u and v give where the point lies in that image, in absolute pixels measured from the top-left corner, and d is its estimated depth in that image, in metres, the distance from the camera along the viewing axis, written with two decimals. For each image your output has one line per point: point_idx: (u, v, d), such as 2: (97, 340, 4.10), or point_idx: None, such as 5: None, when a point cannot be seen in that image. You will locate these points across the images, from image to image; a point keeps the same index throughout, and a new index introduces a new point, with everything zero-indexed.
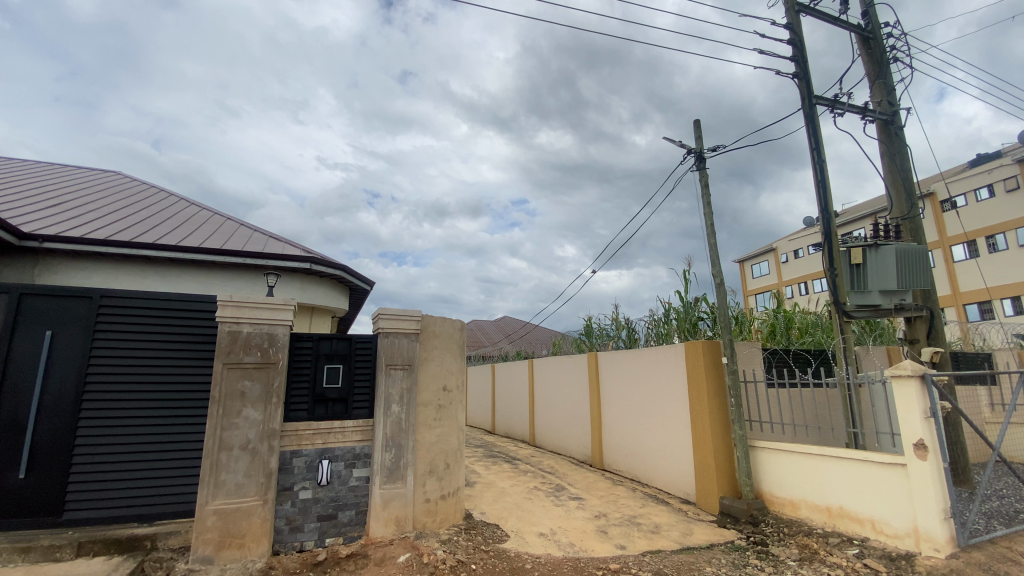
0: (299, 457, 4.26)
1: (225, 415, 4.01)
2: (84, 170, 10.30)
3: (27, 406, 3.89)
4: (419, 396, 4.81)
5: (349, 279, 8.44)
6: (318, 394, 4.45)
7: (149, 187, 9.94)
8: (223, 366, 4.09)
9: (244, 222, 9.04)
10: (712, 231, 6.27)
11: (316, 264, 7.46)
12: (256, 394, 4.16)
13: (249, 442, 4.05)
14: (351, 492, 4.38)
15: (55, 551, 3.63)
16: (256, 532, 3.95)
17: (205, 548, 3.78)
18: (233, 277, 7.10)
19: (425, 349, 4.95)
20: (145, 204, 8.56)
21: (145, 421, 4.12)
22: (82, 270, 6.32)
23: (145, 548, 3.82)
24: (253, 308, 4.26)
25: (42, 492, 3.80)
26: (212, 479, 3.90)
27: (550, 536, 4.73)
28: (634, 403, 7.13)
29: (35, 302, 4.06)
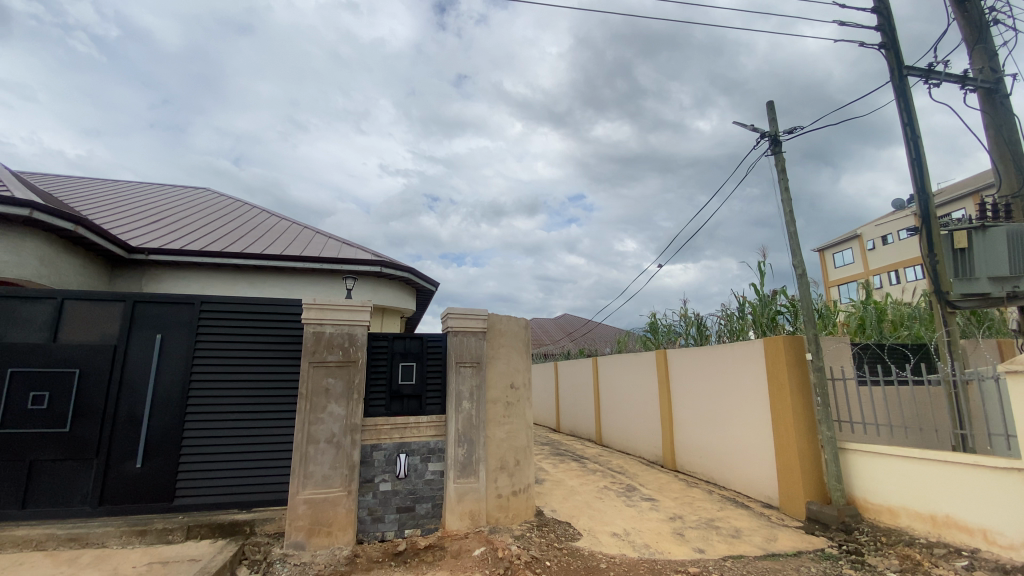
0: (378, 451, 4.46)
1: (312, 410, 4.28)
2: (182, 189, 11.42)
3: (142, 402, 4.35)
4: (488, 393, 4.88)
5: (417, 281, 8.73)
6: (394, 391, 4.64)
7: (235, 202, 10.84)
8: (310, 364, 4.36)
9: (319, 230, 9.61)
10: (792, 219, 5.89)
11: (386, 267, 7.76)
12: (339, 390, 4.40)
13: (333, 436, 4.29)
14: (427, 486, 4.53)
15: (167, 534, 4.03)
16: (341, 521, 4.18)
17: (297, 535, 4.05)
18: (312, 282, 7.55)
19: (493, 347, 5.01)
20: (232, 217, 9.33)
21: (241, 416, 4.47)
22: (181, 279, 7.00)
23: (245, 533, 4.16)
24: (334, 309, 4.51)
25: (155, 480, 4.22)
26: (302, 470, 4.16)
27: (624, 536, 4.65)
28: (708, 402, 6.85)
29: (147, 308, 4.53)
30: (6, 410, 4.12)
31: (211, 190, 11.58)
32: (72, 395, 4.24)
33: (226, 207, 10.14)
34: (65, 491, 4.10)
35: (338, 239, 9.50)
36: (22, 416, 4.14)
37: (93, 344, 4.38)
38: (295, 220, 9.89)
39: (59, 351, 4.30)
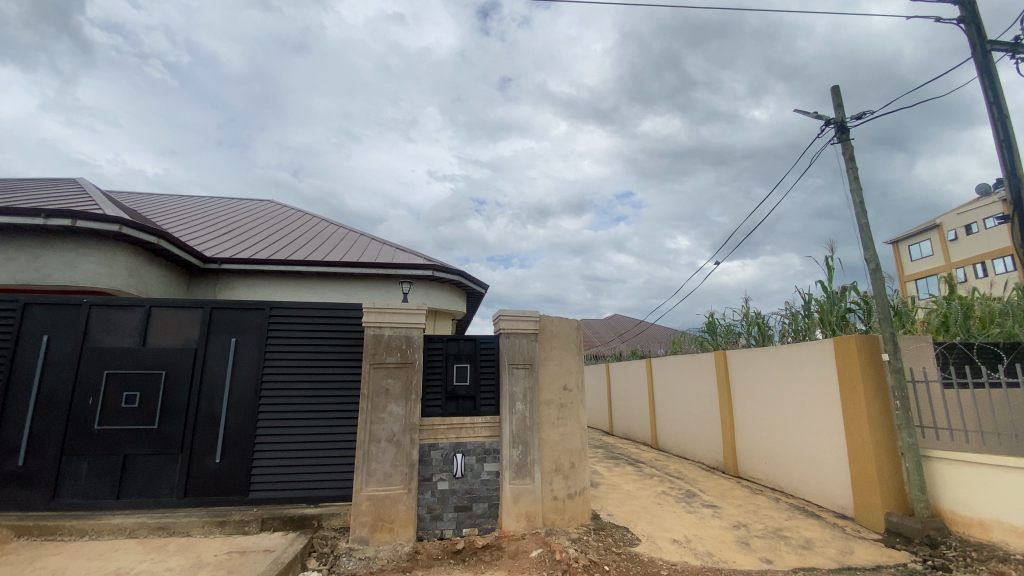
0: (436, 450, 4.57)
1: (373, 410, 4.44)
2: (248, 202, 12.18)
3: (220, 401, 4.67)
4: (542, 394, 4.88)
5: (468, 284, 8.87)
6: (450, 391, 4.74)
7: (297, 212, 11.44)
8: (370, 365, 4.53)
9: (374, 237, 9.97)
10: (863, 211, 5.51)
11: (437, 271, 7.94)
12: (398, 391, 4.54)
13: (394, 435, 4.43)
14: (483, 486, 4.58)
15: (244, 525, 4.30)
16: (402, 518, 4.31)
17: (362, 530, 4.21)
18: (369, 287, 7.83)
19: (545, 348, 5.01)
20: (294, 227, 9.85)
21: (308, 415, 4.70)
22: (250, 286, 7.45)
23: (313, 526, 4.37)
24: (392, 313, 4.66)
25: (233, 474, 4.52)
26: (365, 467, 4.33)
27: (685, 543, 4.51)
28: (772, 405, 6.53)
29: (223, 313, 4.86)
30: (105, 408, 4.55)
31: (275, 202, 12.27)
32: (159, 395, 4.61)
33: (289, 218, 10.72)
34: (153, 483, 4.46)
35: (392, 245, 9.81)
36: (117, 413, 4.56)
37: (176, 348, 4.75)
38: (351, 228, 10.31)
39: (148, 355, 4.69)
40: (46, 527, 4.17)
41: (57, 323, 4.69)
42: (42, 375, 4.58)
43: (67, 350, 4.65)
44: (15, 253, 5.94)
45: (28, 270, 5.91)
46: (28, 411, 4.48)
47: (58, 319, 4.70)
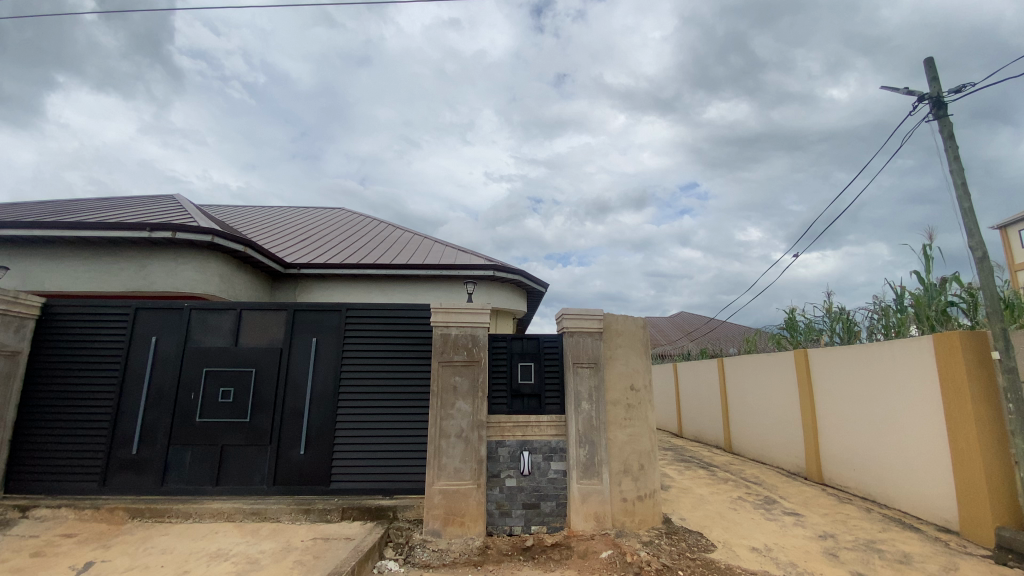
0: (503, 447, 4.63)
1: (443, 406, 4.58)
2: (322, 211, 12.96)
3: (303, 397, 5.00)
4: (608, 394, 4.81)
5: (529, 283, 8.94)
6: (515, 390, 4.80)
7: (365, 219, 12.03)
8: (439, 363, 4.68)
9: (437, 240, 10.28)
10: (966, 193, 4.96)
11: (499, 271, 8.05)
12: (465, 388, 4.65)
13: (463, 431, 4.55)
14: (551, 484, 4.59)
15: (327, 513, 4.57)
16: (473, 513, 4.41)
17: (434, 522, 4.35)
18: (434, 288, 8.08)
19: (610, 348, 4.93)
20: (364, 233, 10.37)
21: (382, 411, 4.92)
22: (326, 289, 7.94)
23: (389, 517, 4.56)
24: (458, 313, 4.77)
25: (316, 466, 4.82)
26: (436, 462, 4.47)
27: (765, 552, 4.28)
28: (861, 408, 6.05)
29: (304, 315, 5.20)
30: (204, 403, 5.01)
31: (345, 209, 12.97)
32: (250, 391, 5.02)
33: (358, 224, 11.29)
34: (247, 472, 4.85)
35: (454, 247, 10.07)
36: (215, 407, 5.00)
37: (264, 347, 5.14)
38: (416, 232, 10.69)
39: (240, 354, 5.10)
40: (157, 510, 4.64)
41: (163, 325, 5.22)
42: (152, 372, 5.12)
43: (172, 350, 5.17)
44: (126, 264, 6.67)
45: (136, 278, 6.62)
46: (141, 405, 5.02)
47: (164, 322, 5.23)
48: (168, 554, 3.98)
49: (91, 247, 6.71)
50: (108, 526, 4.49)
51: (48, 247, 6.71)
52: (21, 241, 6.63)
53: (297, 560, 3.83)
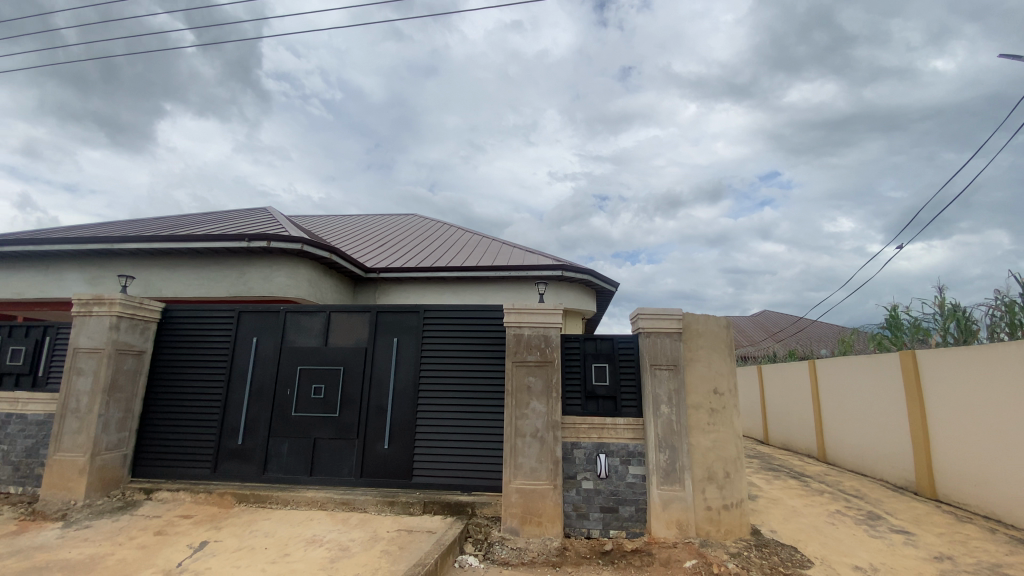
0: (579, 448, 4.60)
1: (518, 406, 4.62)
2: (398, 217, 13.58)
3: (386, 394, 5.26)
4: (689, 398, 4.62)
5: (600, 282, 8.81)
6: (589, 391, 4.75)
7: (438, 224, 12.47)
8: (513, 363, 4.73)
9: (507, 242, 10.43)
10: None
11: (568, 270, 8.01)
12: (539, 388, 4.66)
13: (538, 431, 4.56)
14: (629, 488, 4.50)
15: (410, 506, 4.77)
16: (550, 513, 4.41)
17: (512, 521, 4.40)
18: (504, 289, 8.19)
19: (690, 349, 4.73)
20: (437, 237, 10.75)
21: (461, 409, 5.06)
22: (402, 292, 8.33)
23: (468, 513, 4.67)
24: (530, 313, 4.81)
25: (399, 460, 5.06)
26: (512, 461, 4.52)
27: (870, 572, 3.92)
28: (980, 417, 5.39)
29: (387, 316, 5.46)
30: (299, 398, 5.41)
31: (418, 216, 13.52)
32: (339, 387, 5.36)
33: (432, 229, 11.72)
34: (337, 463, 5.19)
35: (523, 248, 10.16)
36: (308, 402, 5.38)
37: (350, 346, 5.47)
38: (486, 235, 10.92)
39: (329, 353, 5.46)
40: (259, 495, 5.07)
41: (262, 327, 5.71)
42: (254, 369, 5.60)
43: (270, 349, 5.63)
44: (228, 272, 7.36)
45: (237, 285, 7.29)
46: (245, 399, 5.52)
47: (264, 324, 5.71)
48: (270, 537, 4.34)
49: (199, 258, 7.47)
50: (218, 509, 4.97)
51: (165, 259, 7.56)
52: (143, 253, 7.52)
53: (384, 550, 4.03)
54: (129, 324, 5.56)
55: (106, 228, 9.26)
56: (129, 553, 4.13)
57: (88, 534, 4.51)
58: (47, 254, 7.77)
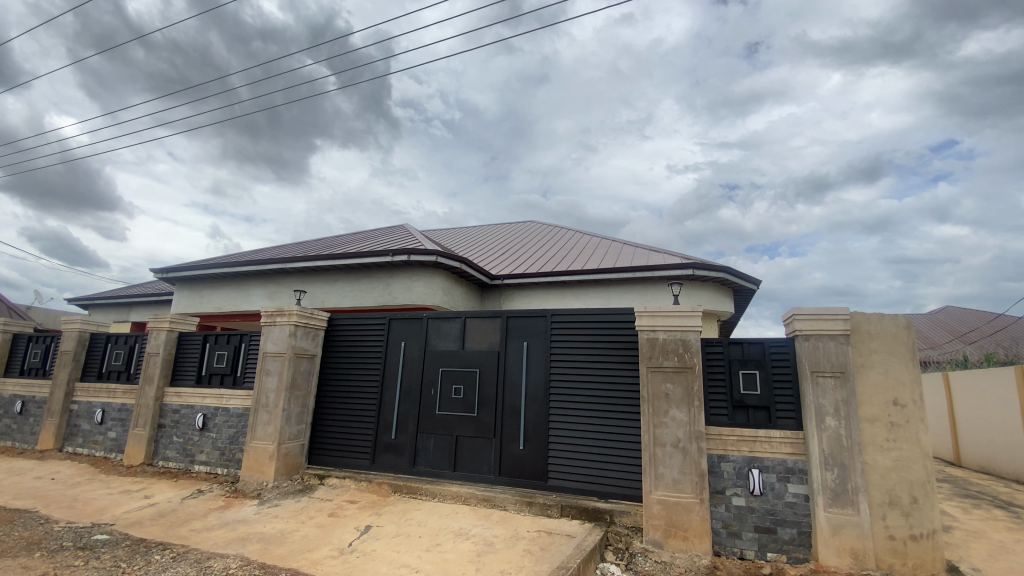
0: (727, 462, 4.34)
1: (655, 414, 4.47)
2: (519, 224, 14.12)
3: (519, 396, 5.42)
4: (862, 410, 4.05)
5: (737, 281, 8.22)
6: (737, 401, 4.46)
7: (558, 229, 12.73)
8: (648, 369, 4.57)
9: (629, 242, 10.30)
10: None
11: (699, 269, 7.66)
12: (679, 395, 4.44)
13: (679, 441, 4.35)
14: (789, 509, 4.12)
15: (548, 508, 4.82)
16: (697, 528, 4.17)
17: (655, 533, 4.24)
18: (627, 291, 8.17)
19: (861, 353, 4.15)
20: (558, 242, 11.04)
21: (594, 413, 5.01)
22: (525, 296, 8.79)
23: (606, 520, 4.59)
24: (664, 316, 4.61)
25: (535, 461, 5.17)
26: (653, 471, 4.37)
27: None
28: None
29: (516, 321, 5.64)
30: (441, 398, 5.83)
31: (538, 222, 13.94)
32: (476, 389, 5.65)
33: (553, 234, 12.03)
34: (477, 461, 5.46)
35: (646, 247, 9.93)
36: (450, 402, 5.75)
37: (484, 350, 5.74)
38: (608, 237, 10.94)
39: (466, 356, 5.80)
40: (411, 487, 5.54)
41: (408, 332, 6.26)
42: (403, 370, 6.15)
43: (416, 353, 6.14)
44: (376, 283, 8.20)
45: (383, 295, 8.09)
46: (396, 398, 6.09)
47: (409, 330, 6.26)
48: (422, 527, 4.71)
49: (351, 272, 8.43)
50: (378, 497, 5.54)
51: (325, 274, 8.68)
52: (309, 270, 8.70)
53: (526, 549, 4.14)
54: (303, 331, 6.47)
55: (278, 251, 10.88)
56: (310, 531, 4.79)
57: (277, 511, 5.34)
58: (237, 275, 9.41)
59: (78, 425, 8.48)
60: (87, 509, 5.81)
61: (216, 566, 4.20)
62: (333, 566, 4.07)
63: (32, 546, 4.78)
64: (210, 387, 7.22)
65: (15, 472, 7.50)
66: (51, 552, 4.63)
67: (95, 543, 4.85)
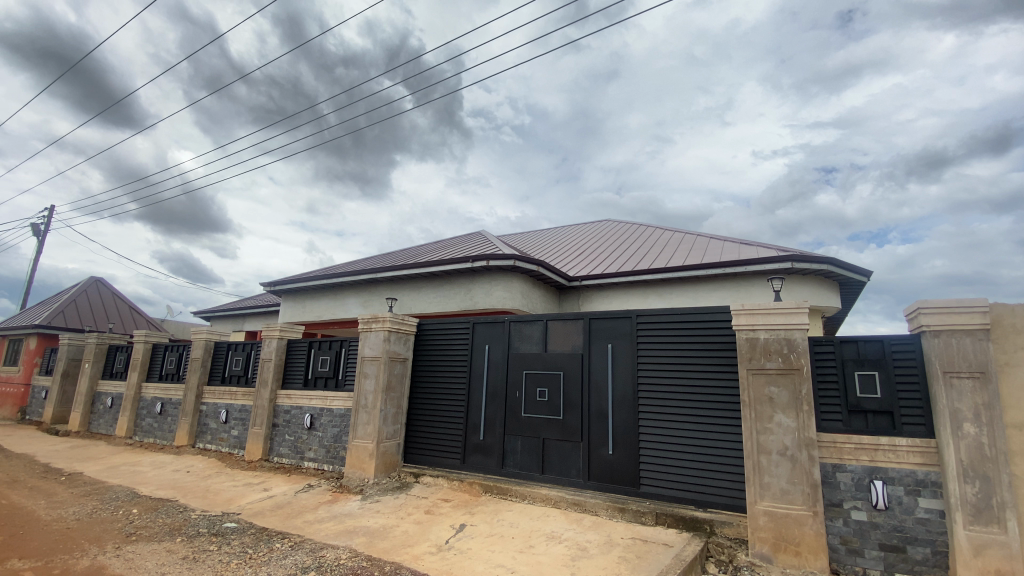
0: (843, 472, 3.97)
1: (758, 419, 4.18)
2: (596, 223, 13.92)
3: (606, 400, 5.32)
4: (1009, 415, 3.51)
5: (843, 272, 7.50)
6: (853, 405, 4.06)
7: (637, 226, 12.38)
8: (748, 371, 4.30)
9: (714, 236, 9.78)
10: None
11: (798, 262, 7.08)
12: (785, 399, 4.13)
13: (787, 448, 4.04)
14: (921, 526, 3.68)
15: (642, 515, 4.68)
16: (811, 544, 3.83)
17: (762, 546, 3.96)
18: (716, 288, 7.77)
19: (1004, 350, 3.61)
20: (638, 240, 10.72)
21: (688, 417, 4.80)
22: (607, 297, 8.63)
23: (706, 531, 4.37)
24: (765, 314, 4.32)
25: (625, 466, 5.04)
26: (758, 479, 4.09)
27: None
28: None
29: (600, 323, 5.55)
30: (527, 400, 5.87)
31: (615, 220, 13.64)
32: (561, 392, 5.63)
33: (632, 232, 11.73)
34: (565, 464, 5.43)
35: (734, 241, 9.37)
36: (535, 405, 5.78)
37: (568, 352, 5.71)
38: (691, 232, 10.47)
39: (549, 358, 5.80)
40: (500, 488, 5.62)
41: (492, 336, 6.38)
42: (488, 373, 6.28)
43: (500, 356, 6.24)
44: (458, 289, 8.46)
45: (466, 300, 8.33)
46: (483, 400, 6.23)
47: (493, 333, 6.38)
48: (515, 528, 4.77)
49: (436, 279, 8.76)
50: (469, 496, 5.69)
51: (412, 282, 9.10)
52: (397, 279, 9.16)
53: (621, 556, 4.04)
54: (396, 336, 6.82)
55: (368, 262, 11.58)
56: (409, 527, 5.03)
57: (378, 507, 5.66)
58: (334, 286, 10.14)
59: (206, 424, 9.56)
60: (218, 499, 6.53)
61: (328, 556, 4.53)
62: (432, 562, 4.23)
63: (176, 531, 5.46)
64: (316, 389, 7.84)
65: (159, 465, 8.60)
66: (191, 537, 5.26)
67: (226, 530, 5.43)
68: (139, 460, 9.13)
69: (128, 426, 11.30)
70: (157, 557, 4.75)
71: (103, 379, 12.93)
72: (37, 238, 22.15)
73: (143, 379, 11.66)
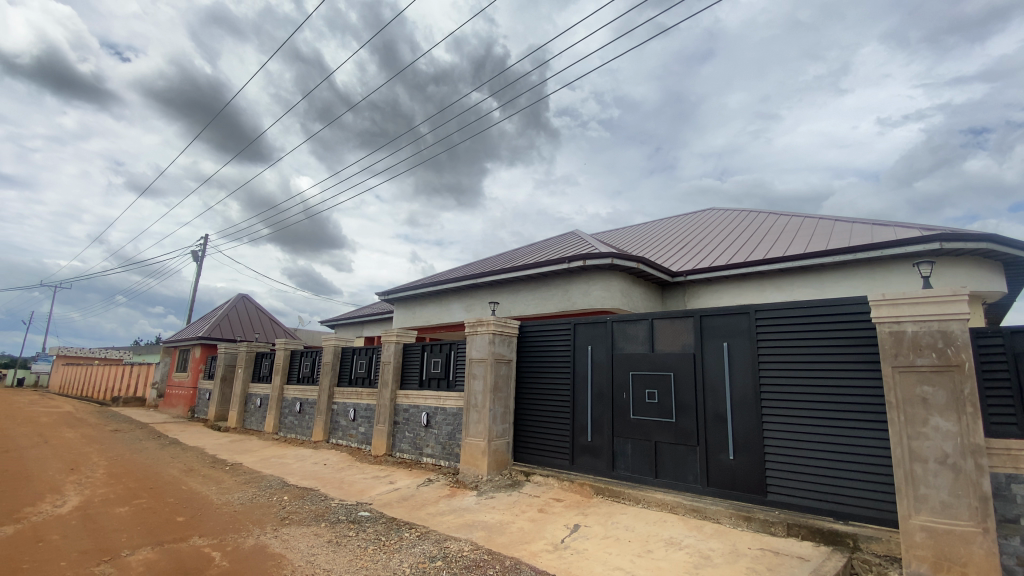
0: (1021, 484, 3.39)
1: (909, 423, 3.72)
2: (699, 212, 13.17)
3: (723, 402, 5.05)
4: None
5: (1010, 249, 6.37)
6: None
7: (747, 212, 11.51)
8: (894, 369, 3.86)
9: (839, 218, 8.82)
10: None
11: (950, 240, 6.15)
12: (943, 400, 3.62)
13: (947, 456, 3.54)
14: None
15: (771, 526, 4.39)
16: (981, 565, 3.32)
17: (920, 565, 3.51)
18: (845, 277, 7.03)
19: None
20: (748, 227, 9.99)
21: (821, 421, 4.40)
22: (715, 292, 8.18)
23: (849, 546, 4.00)
24: (914, 304, 3.82)
25: (749, 473, 4.74)
26: (911, 491, 3.64)
27: None
28: None
29: (712, 321, 5.28)
30: (636, 402, 5.76)
31: (720, 208, 12.81)
32: (673, 393, 5.44)
33: (742, 219, 10.93)
34: (681, 469, 5.23)
35: (865, 221, 8.36)
36: (645, 407, 5.66)
37: (678, 352, 5.51)
38: (810, 215, 9.54)
39: (658, 358, 5.64)
40: (613, 490, 5.58)
41: (595, 337, 6.35)
42: (593, 374, 6.27)
43: (605, 357, 6.19)
44: (558, 290, 8.52)
45: (566, 301, 8.36)
46: (589, 401, 6.22)
47: (596, 334, 6.35)
48: (631, 531, 4.71)
49: (536, 282, 8.90)
50: (581, 497, 5.72)
51: (513, 285, 9.34)
52: (498, 283, 9.47)
53: (750, 567, 3.82)
54: (501, 338, 7.06)
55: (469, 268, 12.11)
56: (525, 524, 5.18)
57: (494, 503, 5.91)
58: (438, 292, 10.73)
59: (338, 421, 10.63)
60: (352, 490, 7.24)
61: (452, 547, 4.83)
62: (550, 560, 4.33)
63: (320, 517, 6.16)
64: (430, 389, 8.37)
65: (301, 458, 9.74)
66: (333, 523, 5.89)
67: (361, 518, 6.01)
68: (285, 453, 10.43)
69: (274, 423, 12.92)
70: (307, 540, 5.39)
71: (252, 382, 14.91)
72: (195, 262, 26.12)
73: (284, 381, 13.27)
